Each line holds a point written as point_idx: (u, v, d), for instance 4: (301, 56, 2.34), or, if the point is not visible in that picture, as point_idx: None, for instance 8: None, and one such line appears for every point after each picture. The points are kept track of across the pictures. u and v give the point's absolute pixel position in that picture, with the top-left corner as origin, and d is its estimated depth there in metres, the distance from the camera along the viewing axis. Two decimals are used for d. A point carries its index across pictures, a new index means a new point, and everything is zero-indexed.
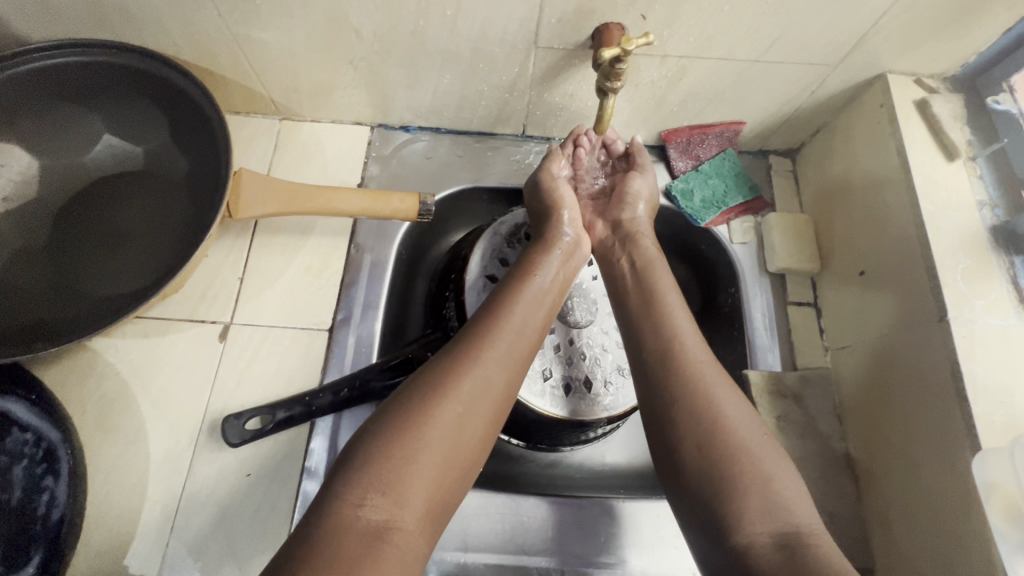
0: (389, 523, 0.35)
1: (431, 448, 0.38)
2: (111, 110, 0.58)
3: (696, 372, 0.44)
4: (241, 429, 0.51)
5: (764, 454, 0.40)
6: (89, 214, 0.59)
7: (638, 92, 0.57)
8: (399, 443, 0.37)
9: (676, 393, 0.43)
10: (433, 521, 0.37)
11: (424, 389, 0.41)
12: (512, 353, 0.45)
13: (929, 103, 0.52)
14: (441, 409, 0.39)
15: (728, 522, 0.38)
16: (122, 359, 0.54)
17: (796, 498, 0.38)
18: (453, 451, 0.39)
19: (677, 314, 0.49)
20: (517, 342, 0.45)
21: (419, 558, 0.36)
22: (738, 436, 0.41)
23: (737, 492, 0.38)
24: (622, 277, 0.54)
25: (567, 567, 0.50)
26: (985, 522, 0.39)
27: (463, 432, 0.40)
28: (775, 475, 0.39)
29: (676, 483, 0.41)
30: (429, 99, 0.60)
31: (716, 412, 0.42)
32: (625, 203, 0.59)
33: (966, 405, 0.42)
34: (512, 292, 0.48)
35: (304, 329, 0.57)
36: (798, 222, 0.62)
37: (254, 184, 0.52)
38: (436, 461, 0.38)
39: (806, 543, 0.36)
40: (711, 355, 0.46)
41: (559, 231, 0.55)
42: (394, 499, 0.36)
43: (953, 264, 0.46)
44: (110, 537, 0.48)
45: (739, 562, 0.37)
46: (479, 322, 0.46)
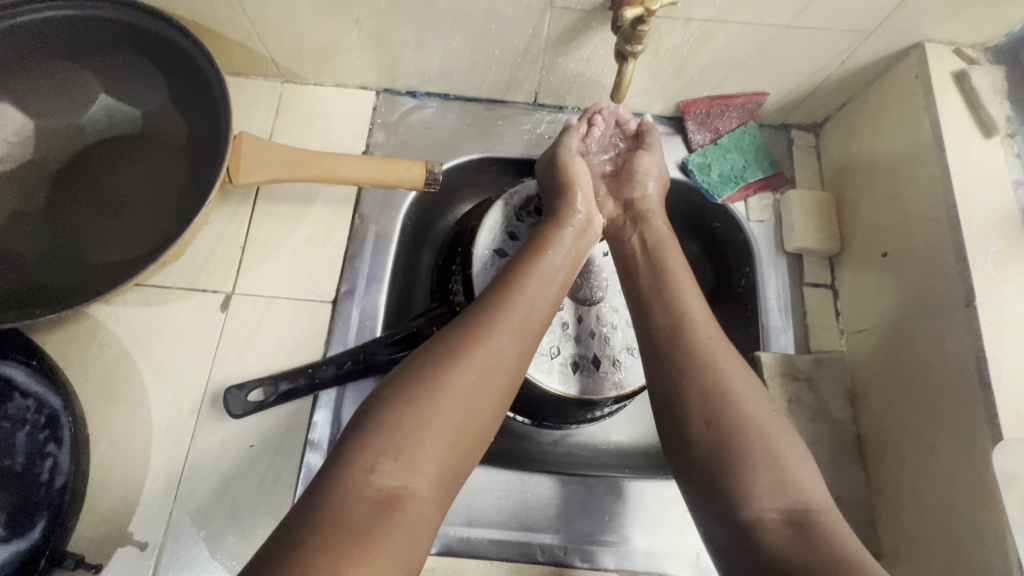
0: (400, 489, 0.34)
1: (444, 416, 0.37)
2: (106, 70, 0.55)
3: (705, 348, 0.43)
4: (243, 401, 0.50)
5: (774, 430, 0.39)
6: (89, 178, 0.57)
7: (657, 58, 0.54)
8: (412, 410, 0.37)
9: (684, 368, 0.42)
10: (445, 490, 0.37)
11: (435, 359, 0.39)
12: (525, 326, 0.43)
13: (967, 75, 0.49)
14: (453, 379, 0.38)
15: (736, 499, 0.37)
16: (123, 327, 0.53)
17: (807, 476, 0.38)
18: (466, 420, 0.38)
19: (688, 290, 0.47)
20: (530, 316, 0.44)
21: (432, 525, 0.35)
22: (748, 413, 0.40)
23: (746, 470, 0.38)
24: (633, 256, 0.52)
25: (571, 544, 0.50)
26: (1001, 511, 0.39)
27: (477, 402, 0.39)
28: (786, 453, 0.38)
29: (684, 460, 0.40)
30: (437, 63, 0.58)
31: (726, 387, 0.41)
32: (636, 181, 0.57)
33: (989, 394, 0.41)
34: (524, 265, 0.47)
35: (308, 300, 0.55)
36: (819, 200, 0.59)
37: (255, 149, 0.50)
38: (449, 430, 0.37)
39: (815, 521, 0.35)
40: (721, 331, 0.45)
41: (571, 208, 0.53)
42: (407, 465, 0.35)
43: (984, 247, 0.44)
44: (114, 505, 0.48)
45: (748, 539, 0.36)
46: (491, 296, 0.44)
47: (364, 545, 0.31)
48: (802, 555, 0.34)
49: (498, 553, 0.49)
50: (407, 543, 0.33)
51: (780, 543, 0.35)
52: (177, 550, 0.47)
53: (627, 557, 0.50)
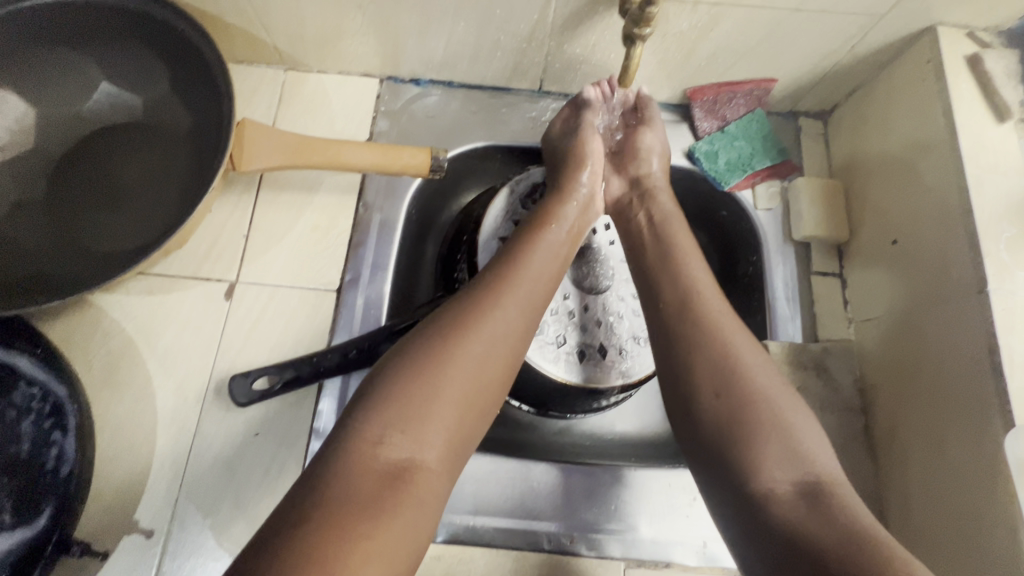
0: (408, 461, 0.34)
1: (452, 388, 0.37)
2: (108, 56, 0.55)
3: (714, 321, 0.42)
4: (248, 389, 0.50)
5: (784, 403, 0.39)
6: (91, 166, 0.57)
7: (665, 43, 0.53)
8: (419, 383, 0.36)
9: (694, 341, 0.42)
10: (453, 462, 0.37)
11: (441, 332, 0.39)
12: (531, 299, 0.43)
13: (981, 58, 0.48)
14: (460, 352, 0.38)
15: (747, 472, 0.37)
16: (127, 316, 0.53)
17: (817, 448, 0.38)
18: (474, 393, 0.38)
19: (695, 265, 0.47)
20: (534, 289, 0.44)
21: (439, 498, 0.36)
22: (758, 385, 0.39)
23: (757, 441, 0.37)
24: (639, 233, 0.52)
25: (577, 533, 0.50)
26: (1012, 498, 0.38)
27: (484, 375, 0.39)
28: (796, 425, 0.38)
29: (692, 432, 0.40)
30: (442, 49, 0.57)
31: (735, 360, 0.40)
32: (641, 157, 0.57)
33: (1001, 380, 0.40)
34: (527, 239, 0.46)
35: (312, 289, 0.55)
36: (828, 188, 0.59)
37: (258, 136, 0.50)
38: (457, 403, 0.37)
39: (828, 492, 0.35)
40: (729, 306, 0.45)
41: (575, 182, 0.53)
42: (414, 437, 0.35)
43: (996, 233, 0.43)
44: (120, 493, 0.48)
45: (758, 510, 0.36)
46: (495, 270, 0.44)
47: (372, 518, 0.32)
48: (815, 525, 0.33)
49: (504, 540, 0.49)
50: (416, 514, 0.33)
51: (792, 513, 0.35)
52: (183, 537, 0.47)
53: (634, 545, 0.50)
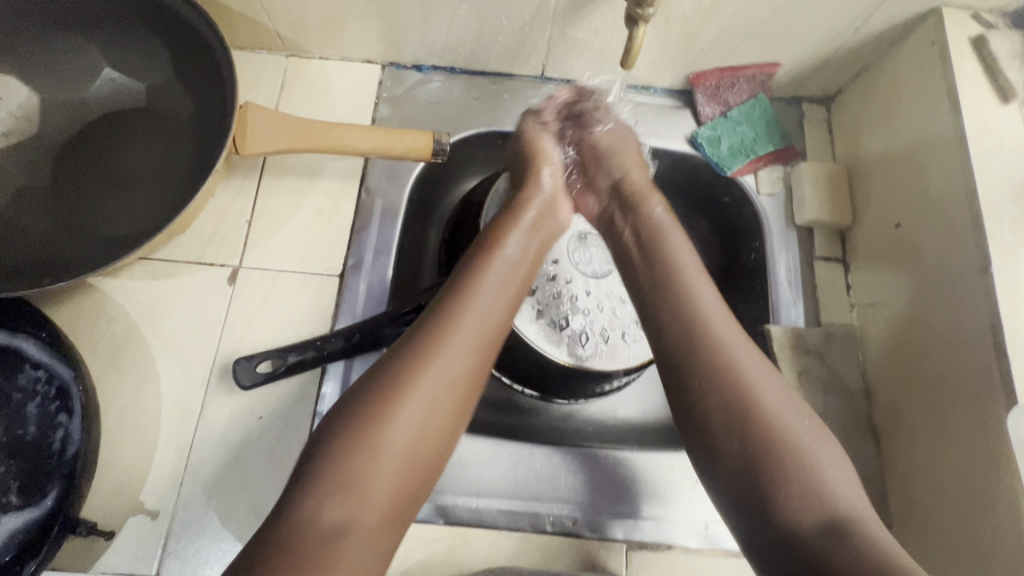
0: (350, 519, 0.36)
1: (394, 442, 0.38)
2: (111, 42, 0.55)
3: (727, 355, 0.41)
4: (252, 372, 0.50)
5: (807, 439, 0.38)
6: (93, 151, 0.57)
7: (667, 27, 0.53)
8: (361, 439, 0.37)
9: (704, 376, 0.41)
10: (401, 511, 0.38)
11: (384, 382, 0.39)
12: (480, 338, 0.43)
13: (986, 39, 0.48)
14: (403, 403, 0.38)
15: (767, 510, 0.36)
16: (131, 301, 0.53)
17: (841, 482, 0.37)
18: (418, 443, 0.38)
19: (700, 287, 0.46)
20: (483, 326, 0.43)
21: (384, 552, 0.37)
22: (776, 422, 0.38)
23: (777, 481, 0.37)
24: (630, 246, 0.51)
25: (580, 515, 0.50)
26: (1015, 477, 0.38)
27: (428, 424, 0.39)
28: (819, 461, 0.37)
29: (710, 469, 0.39)
30: (444, 34, 0.57)
31: (750, 396, 0.39)
32: (607, 167, 0.56)
33: (1004, 359, 0.40)
34: (473, 274, 0.46)
35: (315, 274, 0.55)
36: (831, 172, 0.58)
37: (261, 120, 0.50)
38: (400, 456, 0.38)
39: (851, 529, 0.34)
40: (741, 332, 0.43)
41: (529, 209, 0.52)
42: (356, 495, 0.36)
43: (1000, 214, 0.43)
44: (125, 474, 0.48)
45: (783, 547, 0.35)
46: (443, 307, 0.43)
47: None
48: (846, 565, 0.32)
49: (507, 522, 0.49)
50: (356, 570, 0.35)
51: (817, 546, 0.34)
52: (188, 518, 0.48)
53: (636, 527, 0.50)
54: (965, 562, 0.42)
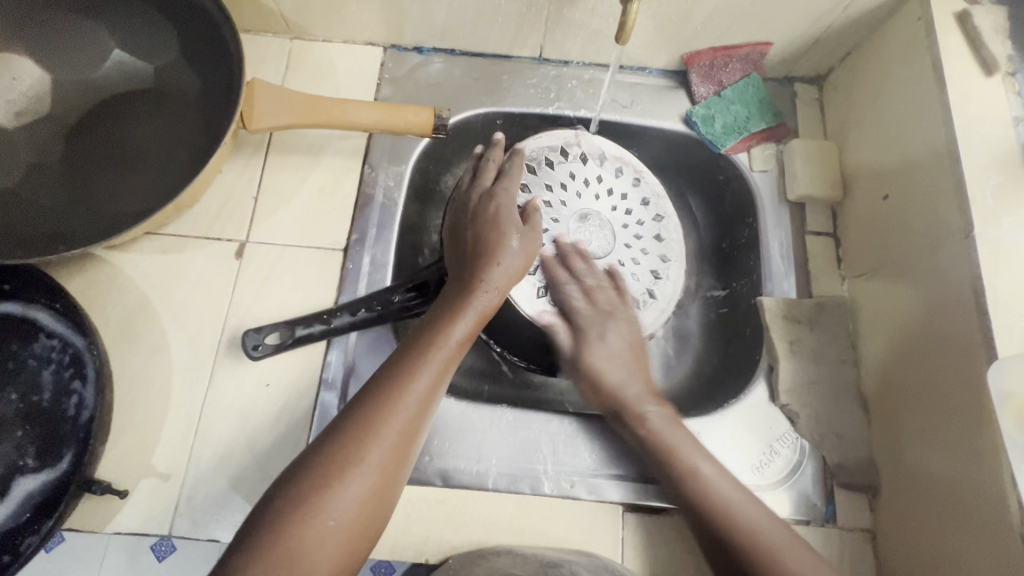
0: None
1: (336, 516, 0.37)
2: (121, 24, 0.57)
3: (752, 530, 0.43)
4: (260, 343, 0.52)
5: None
6: (102, 131, 0.58)
7: (662, 6, 0.54)
8: (299, 515, 0.36)
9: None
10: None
11: (329, 462, 0.38)
12: (418, 418, 0.42)
13: (969, 15, 0.49)
14: (342, 480, 0.38)
15: None
16: (141, 274, 0.55)
17: None
18: (353, 522, 0.38)
19: (716, 477, 0.46)
20: (426, 399, 0.43)
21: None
22: None
23: None
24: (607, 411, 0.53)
25: (577, 477, 0.52)
26: (996, 430, 0.40)
27: (363, 508, 0.38)
28: None
29: None
30: (444, 15, 0.58)
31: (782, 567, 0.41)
32: (604, 330, 0.55)
33: (986, 318, 0.42)
34: (420, 346, 0.45)
35: (319, 248, 0.57)
36: (822, 148, 0.60)
37: (267, 96, 0.52)
38: (341, 527, 0.37)
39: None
40: (764, 508, 0.45)
41: (490, 272, 0.50)
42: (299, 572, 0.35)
43: (983, 180, 0.45)
44: (136, 440, 0.50)
45: None
46: (382, 379, 0.43)
47: None
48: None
49: (507, 485, 0.51)
50: None
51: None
52: (199, 481, 0.49)
53: (633, 489, 0.51)
54: (949, 514, 0.43)
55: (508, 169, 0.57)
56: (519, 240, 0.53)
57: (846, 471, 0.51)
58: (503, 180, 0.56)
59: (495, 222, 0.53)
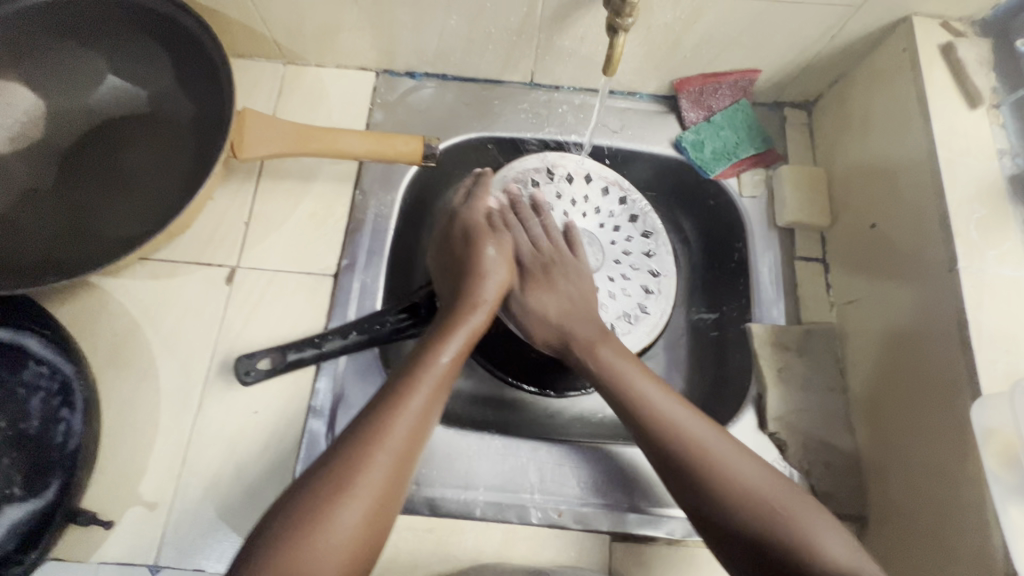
0: None
1: (337, 539, 0.37)
2: (114, 51, 0.57)
3: (680, 428, 0.45)
4: (252, 368, 0.52)
5: (782, 494, 0.42)
6: (96, 156, 0.59)
7: (650, 35, 0.55)
8: (297, 540, 0.37)
9: (705, 509, 0.42)
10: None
11: (323, 487, 0.39)
12: (413, 438, 0.42)
13: (954, 47, 0.50)
14: (340, 504, 0.38)
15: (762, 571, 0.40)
16: (131, 300, 0.55)
17: (823, 532, 0.40)
18: (352, 544, 0.38)
19: (645, 380, 0.48)
20: (420, 419, 0.43)
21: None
22: (743, 479, 0.42)
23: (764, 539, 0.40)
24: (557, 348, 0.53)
25: (564, 506, 0.51)
26: (981, 466, 0.40)
27: (362, 529, 0.39)
28: (798, 513, 0.41)
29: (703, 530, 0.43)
30: (436, 42, 0.59)
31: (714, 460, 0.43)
32: (553, 280, 0.55)
33: (970, 352, 0.42)
34: (411, 366, 0.46)
35: (310, 274, 0.57)
36: (810, 175, 0.60)
37: (258, 126, 0.52)
38: (342, 550, 0.38)
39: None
40: (715, 429, 0.45)
41: (480, 289, 0.51)
42: None
43: (967, 214, 0.45)
44: (124, 467, 0.50)
45: None
46: (376, 404, 0.43)
47: None
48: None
49: (494, 514, 0.51)
50: None
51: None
52: (186, 510, 0.49)
53: (620, 519, 0.51)
54: (932, 547, 0.43)
55: (475, 188, 0.57)
56: (496, 247, 0.54)
57: (836, 501, 0.51)
58: (472, 198, 0.57)
59: (468, 238, 0.54)
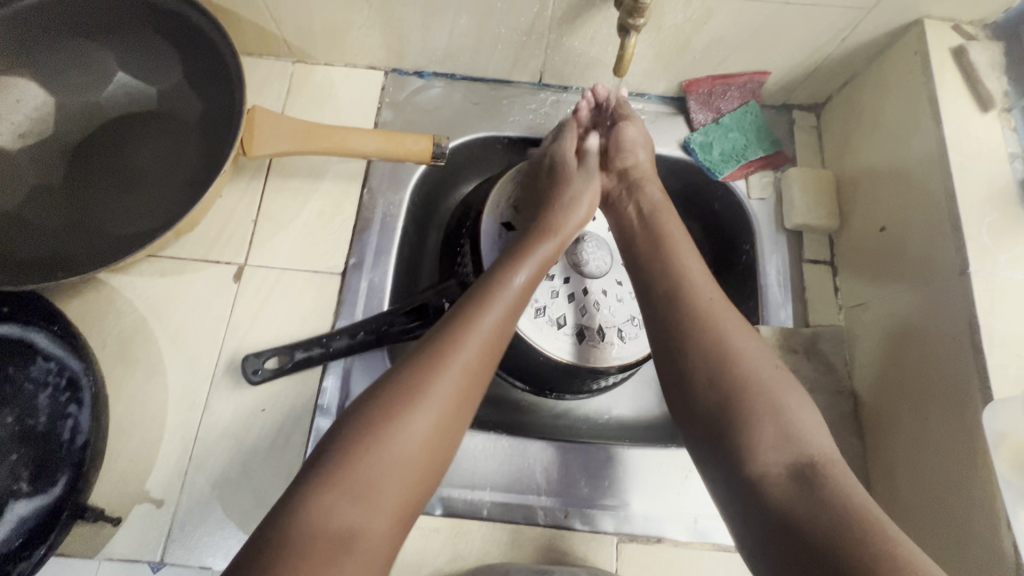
0: (357, 527, 0.35)
1: (405, 451, 0.37)
2: (124, 48, 0.57)
3: (699, 304, 0.44)
4: (260, 367, 0.52)
5: (779, 388, 0.40)
6: (105, 153, 0.59)
7: (660, 36, 0.55)
8: (369, 448, 0.36)
9: (690, 362, 0.42)
10: (404, 526, 0.37)
11: (397, 398, 0.38)
12: (486, 362, 0.42)
13: (965, 50, 0.50)
14: (416, 413, 0.38)
15: (741, 458, 0.38)
16: (139, 296, 0.55)
17: (811, 429, 0.39)
18: (422, 458, 0.38)
19: (688, 256, 0.48)
20: (498, 345, 0.43)
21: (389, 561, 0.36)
22: (747, 360, 0.41)
23: (750, 420, 0.39)
24: (629, 223, 0.54)
25: (572, 507, 0.51)
26: (992, 472, 0.40)
27: (429, 448, 0.38)
28: (791, 405, 0.40)
29: (687, 413, 0.42)
30: (445, 42, 0.59)
31: (726, 340, 0.42)
32: (634, 150, 0.58)
33: (981, 356, 0.41)
34: (487, 288, 0.45)
35: (317, 272, 0.57)
36: (819, 178, 0.60)
37: (267, 123, 0.52)
38: (411, 463, 0.37)
39: (820, 473, 0.36)
40: (722, 294, 0.46)
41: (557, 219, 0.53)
42: (364, 507, 0.35)
43: (979, 217, 0.45)
44: (131, 465, 0.50)
45: (754, 491, 0.37)
46: (456, 318, 0.43)
47: None
48: (808, 509, 0.35)
49: (501, 514, 0.51)
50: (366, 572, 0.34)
51: (785, 496, 0.36)
52: (192, 507, 0.49)
53: (627, 520, 0.51)
54: (941, 552, 0.43)
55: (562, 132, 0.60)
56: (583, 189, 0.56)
57: None
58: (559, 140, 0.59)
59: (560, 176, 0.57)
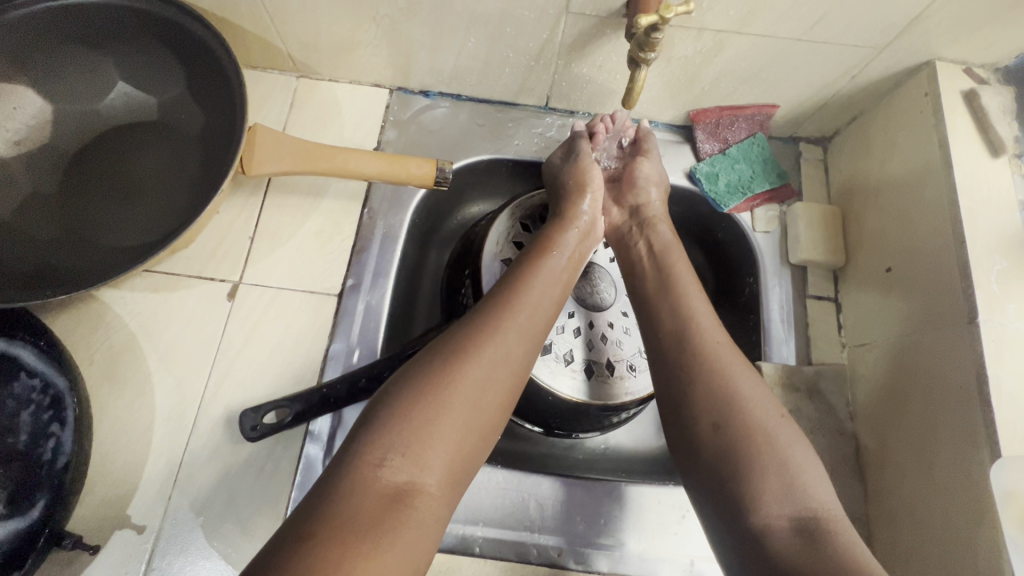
0: (408, 484, 0.36)
1: (452, 412, 0.38)
2: (125, 58, 0.56)
3: (706, 351, 0.43)
4: (256, 423, 0.49)
5: (783, 437, 0.39)
6: (103, 162, 0.58)
7: (669, 67, 0.54)
8: (417, 408, 0.38)
9: (695, 411, 0.41)
10: (455, 486, 0.38)
11: (439, 365, 0.40)
12: (524, 333, 0.44)
13: (977, 94, 0.49)
14: (459, 378, 0.40)
15: (744, 509, 0.37)
16: (130, 312, 0.54)
17: (816, 483, 0.38)
18: (473, 420, 0.39)
19: (695, 297, 0.47)
20: (534, 316, 0.45)
21: (441, 520, 0.37)
22: (752, 410, 0.40)
23: (754, 471, 0.38)
24: (639, 261, 0.53)
25: (566, 545, 0.50)
26: (998, 530, 0.39)
27: (473, 410, 0.39)
28: (794, 456, 0.38)
29: (690, 462, 0.41)
30: (451, 63, 0.58)
31: (732, 387, 0.41)
32: (646, 183, 0.58)
33: (989, 410, 0.41)
34: (519, 272, 0.48)
35: (313, 292, 0.56)
36: (825, 214, 0.59)
37: (268, 142, 0.51)
38: (457, 425, 0.38)
39: (825, 529, 0.35)
40: (728, 336, 0.45)
41: (576, 208, 0.55)
42: (415, 462, 0.36)
43: (988, 265, 0.44)
44: (114, 487, 0.49)
45: (756, 546, 0.36)
46: (493, 298, 0.46)
47: None
48: (815, 565, 0.33)
49: (493, 551, 0.49)
50: (418, 536, 0.35)
51: (791, 551, 0.35)
52: (174, 534, 0.48)
53: (622, 560, 0.50)
54: None
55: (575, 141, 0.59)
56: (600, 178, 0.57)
57: None
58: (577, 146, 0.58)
59: (580, 187, 0.56)
